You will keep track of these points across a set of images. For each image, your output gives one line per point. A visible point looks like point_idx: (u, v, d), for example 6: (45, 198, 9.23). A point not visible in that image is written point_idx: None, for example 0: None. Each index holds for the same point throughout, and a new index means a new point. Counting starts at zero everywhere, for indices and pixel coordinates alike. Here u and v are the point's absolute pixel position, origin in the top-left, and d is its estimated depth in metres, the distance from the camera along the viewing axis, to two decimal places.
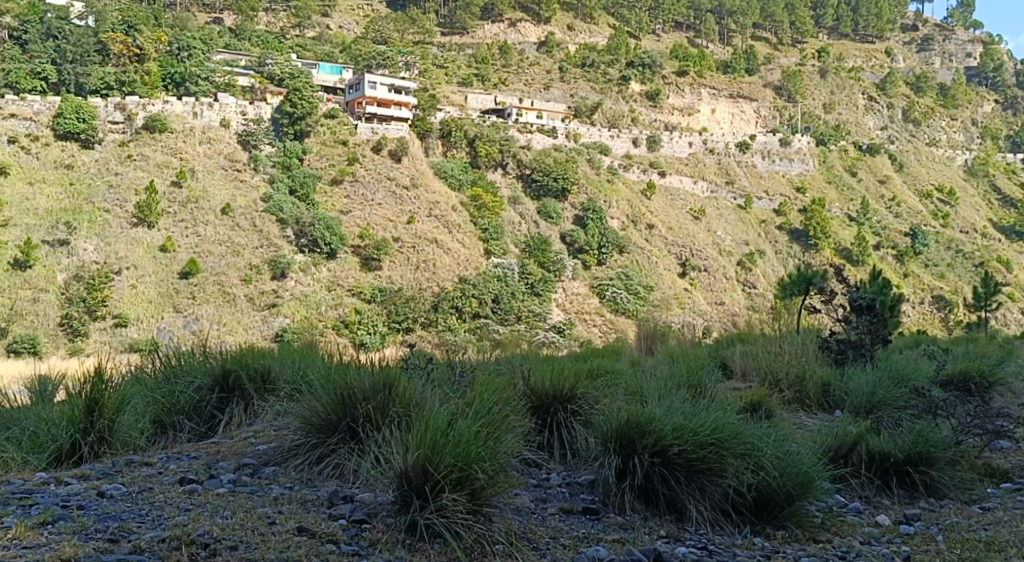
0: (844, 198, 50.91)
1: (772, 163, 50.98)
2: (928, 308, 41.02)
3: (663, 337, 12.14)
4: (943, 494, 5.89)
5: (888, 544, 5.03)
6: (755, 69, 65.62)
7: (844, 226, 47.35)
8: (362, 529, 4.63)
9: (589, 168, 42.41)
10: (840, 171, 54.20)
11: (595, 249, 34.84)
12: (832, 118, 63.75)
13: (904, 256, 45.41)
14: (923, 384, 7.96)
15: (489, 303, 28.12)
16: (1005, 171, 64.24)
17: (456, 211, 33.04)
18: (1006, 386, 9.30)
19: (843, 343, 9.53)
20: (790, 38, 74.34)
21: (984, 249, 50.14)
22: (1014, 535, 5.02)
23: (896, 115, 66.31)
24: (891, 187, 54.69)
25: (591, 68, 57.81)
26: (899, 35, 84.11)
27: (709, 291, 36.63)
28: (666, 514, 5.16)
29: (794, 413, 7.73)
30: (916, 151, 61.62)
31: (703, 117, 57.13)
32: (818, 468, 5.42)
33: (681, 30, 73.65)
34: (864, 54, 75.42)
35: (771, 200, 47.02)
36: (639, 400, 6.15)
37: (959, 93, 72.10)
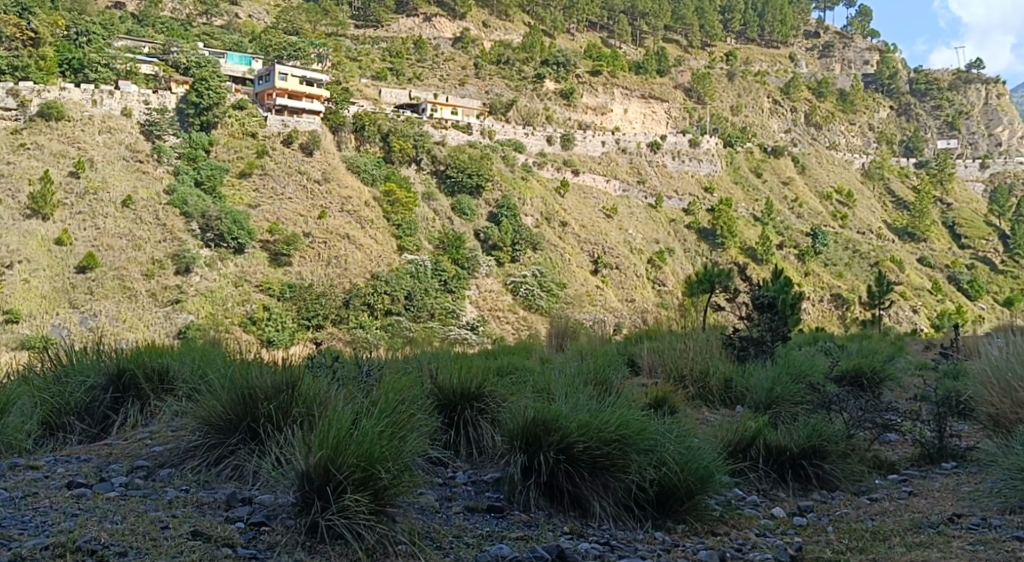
0: (750, 199, 52.47)
1: (682, 163, 52.08)
2: (826, 307, 42.68)
3: (574, 333, 12.34)
4: (834, 486, 6.11)
5: (781, 535, 5.17)
6: (667, 70, 66.89)
7: (750, 225, 48.75)
8: (260, 532, 4.55)
9: (504, 165, 42.52)
10: (746, 171, 55.75)
11: (509, 245, 34.97)
12: (739, 120, 65.59)
13: (806, 255, 47.03)
14: (818, 380, 8.24)
15: (402, 300, 28.12)
16: (899, 175, 67.20)
17: (369, 206, 32.69)
18: (896, 381, 9.70)
19: (745, 339, 9.80)
20: (699, 41, 76.07)
21: (879, 249, 52.37)
22: (898, 523, 5.20)
23: (800, 119, 68.71)
24: (794, 188, 56.59)
25: (506, 66, 57.99)
26: (802, 41, 86.81)
27: (620, 288, 37.25)
28: (570, 511, 5.20)
29: (696, 408, 7.92)
30: (818, 154, 63.89)
31: (616, 116, 58.05)
32: (716, 463, 5.57)
33: (595, 30, 74.49)
34: (769, 59, 77.77)
35: (681, 199, 48.06)
36: (546, 396, 6.21)
37: (857, 99, 75.07)
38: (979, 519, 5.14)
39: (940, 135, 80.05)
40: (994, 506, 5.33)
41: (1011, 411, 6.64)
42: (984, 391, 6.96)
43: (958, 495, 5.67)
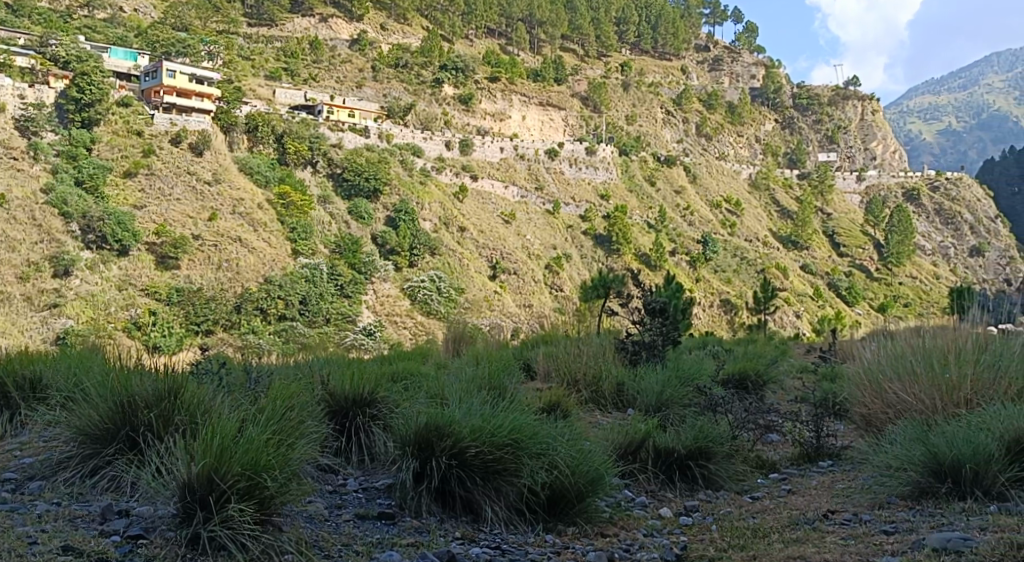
0: (644, 206, 53.72)
1: (579, 170, 52.86)
2: (716, 312, 44.12)
3: (470, 339, 12.39)
4: (719, 486, 6.27)
5: (668, 534, 5.27)
6: (564, 79, 67.82)
7: (644, 232, 49.88)
8: (137, 545, 4.37)
9: (402, 169, 42.19)
10: (640, 179, 57.03)
11: (407, 250, 34.75)
12: (633, 129, 67.03)
13: (697, 262, 48.48)
14: (705, 383, 8.49)
15: (297, 305, 27.85)
16: (783, 185, 70.06)
17: (262, 209, 31.94)
18: (778, 384, 10.09)
19: (637, 344, 10.01)
20: (596, 51, 77.57)
21: (765, 256, 54.50)
22: (778, 520, 5.40)
23: (691, 129, 71.12)
24: (686, 197, 58.25)
25: (404, 69, 57.64)
26: (693, 54, 89.38)
27: (518, 293, 37.58)
28: (462, 516, 5.19)
29: (589, 412, 8.04)
30: (708, 164, 65.94)
31: (514, 123, 58.59)
32: (607, 465, 5.66)
33: (492, 37, 74.91)
34: (662, 71, 79.76)
35: (578, 206, 48.79)
36: (439, 402, 6.20)
37: (745, 111, 78.09)
38: (852, 514, 5.39)
39: (821, 147, 84.11)
40: (865, 501, 5.60)
41: (882, 411, 6.99)
42: (858, 392, 7.31)
43: (834, 492, 5.93)
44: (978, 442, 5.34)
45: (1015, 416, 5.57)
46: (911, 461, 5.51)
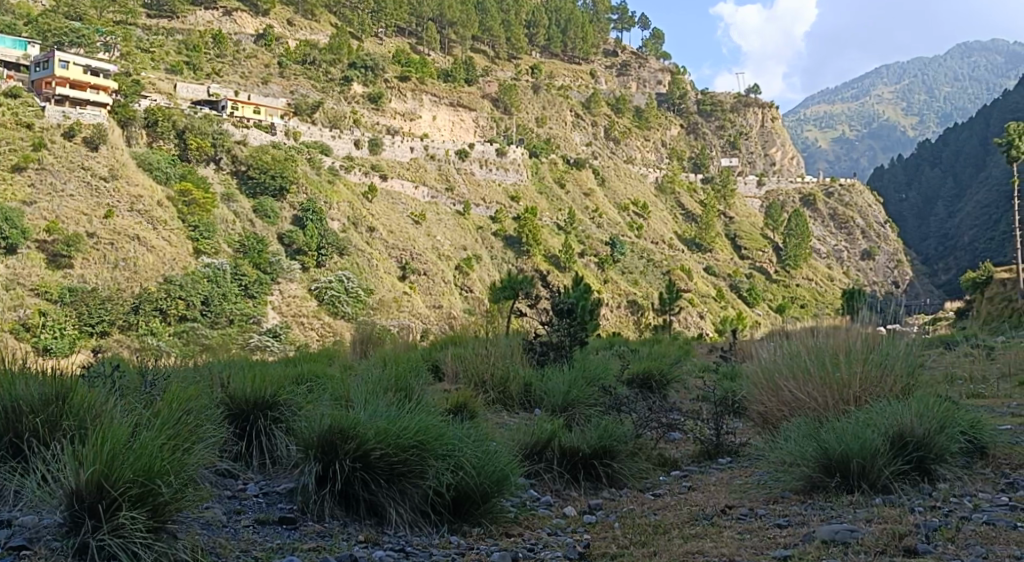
0: (553, 208, 54.27)
1: (489, 171, 52.96)
2: (623, 313, 44.90)
3: (377, 340, 12.27)
4: (622, 484, 6.37)
5: (571, 533, 5.32)
6: (474, 80, 67.87)
7: (553, 234, 50.36)
8: (19, 558, 4.17)
9: (309, 168, 41.45)
10: (550, 181, 57.55)
11: (314, 250, 34.16)
12: (543, 132, 67.58)
13: (605, 263, 49.21)
14: (611, 383, 8.60)
15: (198, 306, 27.17)
16: (688, 189, 71.83)
17: (162, 206, 30.85)
18: (681, 384, 10.30)
19: (545, 345, 10.08)
20: (506, 53, 78.04)
21: (670, 258, 55.79)
22: (678, 517, 5.52)
23: (599, 132, 72.44)
24: (594, 199, 59.10)
25: (312, 66, 56.64)
26: (602, 59, 90.59)
27: (428, 294, 37.47)
28: (366, 519, 5.13)
29: (495, 412, 8.05)
30: (616, 167, 67.07)
31: (424, 123, 58.30)
32: (512, 466, 5.68)
33: (402, 35, 74.40)
34: (572, 74, 80.64)
35: (488, 207, 48.90)
36: (343, 404, 6.11)
37: (651, 116, 79.97)
38: (747, 509, 5.56)
39: (724, 153, 86.58)
40: (761, 497, 5.78)
41: (777, 409, 7.22)
42: (755, 391, 7.54)
43: (731, 488, 6.10)
44: (866, 437, 5.58)
45: (898, 411, 5.84)
46: (801, 457, 5.73)
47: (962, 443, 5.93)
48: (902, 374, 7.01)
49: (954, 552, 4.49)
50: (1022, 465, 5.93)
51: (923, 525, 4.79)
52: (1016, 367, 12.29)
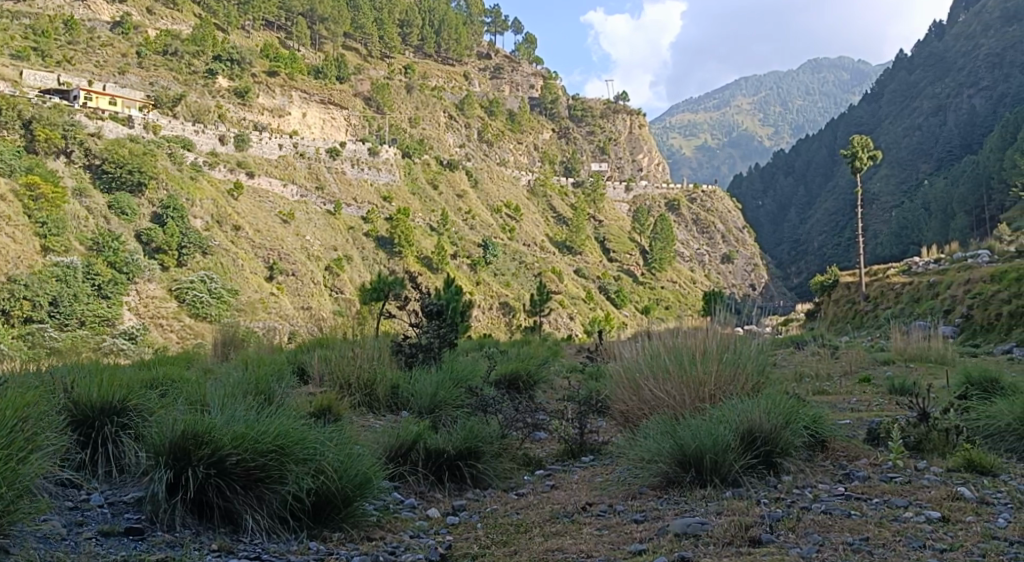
0: (425, 209, 54.07)
1: (361, 171, 52.25)
2: (495, 314, 45.29)
3: (241, 342, 11.90)
4: (485, 484, 6.40)
5: (433, 535, 5.31)
6: (346, 78, 66.78)
7: (426, 235, 50.13)
8: None
9: (170, 163, 39.73)
10: (423, 182, 57.26)
11: (175, 249, 32.72)
12: (417, 132, 67.23)
13: (477, 265, 49.43)
14: (478, 384, 8.64)
15: (46, 307, 25.98)
16: (559, 193, 73.07)
17: (5, 201, 28.29)
18: (548, 384, 10.47)
19: (414, 346, 10.03)
20: (378, 51, 77.26)
21: (541, 260, 56.64)
22: (540, 515, 5.59)
23: (473, 134, 72.87)
24: (467, 201, 59.31)
25: (174, 58, 54.36)
26: (475, 61, 90.76)
27: (296, 296, 36.75)
28: (220, 527, 4.98)
29: (361, 416, 7.94)
30: (488, 169, 67.54)
31: (293, 120, 56.86)
32: (374, 469, 5.63)
33: (271, 29, 72.44)
34: (446, 76, 80.62)
35: (359, 207, 48.27)
36: (200, 408, 5.90)
37: (523, 119, 81.10)
38: (606, 505, 5.69)
39: (594, 157, 88.76)
40: (620, 493, 5.93)
41: (637, 408, 7.45)
42: (618, 390, 7.75)
43: (592, 485, 6.25)
44: (718, 433, 5.81)
45: (747, 408, 6.12)
46: (658, 454, 5.94)
47: (805, 437, 6.26)
48: (753, 372, 7.35)
49: (795, 541, 4.75)
50: (858, 456, 6.33)
51: (769, 516, 5.04)
52: (858, 366, 13.12)
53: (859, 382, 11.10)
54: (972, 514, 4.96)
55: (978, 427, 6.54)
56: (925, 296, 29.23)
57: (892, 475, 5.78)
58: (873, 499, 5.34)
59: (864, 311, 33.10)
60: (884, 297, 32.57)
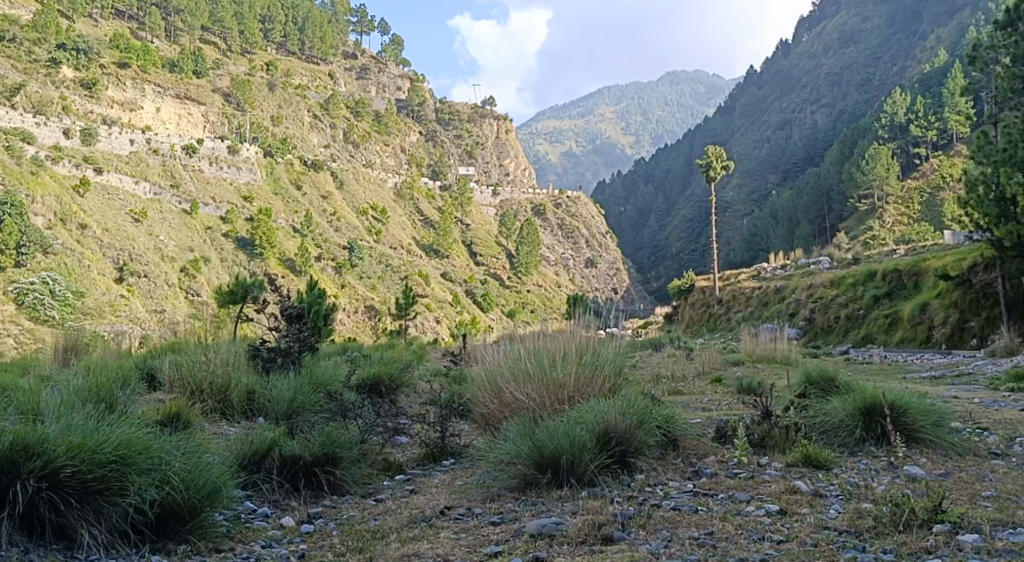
0: (289, 210, 52.74)
1: (219, 169, 50.58)
2: (360, 317, 44.81)
3: (87, 347, 11.25)
4: (343, 491, 6.26)
5: (286, 544, 5.18)
6: (204, 72, 64.45)
7: (289, 236, 48.88)
8: None
9: (8, 156, 37.09)
10: (286, 183, 55.87)
11: (13, 249, 30.47)
12: (280, 131, 65.41)
13: (342, 268, 48.67)
14: (338, 390, 8.47)
15: None
16: (426, 196, 72.96)
17: None
18: (411, 388, 10.38)
19: (273, 350, 9.71)
20: (239, 46, 74.86)
21: (408, 264, 56.39)
22: (397, 520, 5.55)
23: (338, 135, 71.90)
24: (332, 203, 58.35)
25: (11, 45, 50.80)
26: (341, 60, 89.26)
27: (148, 298, 35.21)
28: (53, 543, 4.69)
29: (214, 423, 7.64)
30: (354, 170, 66.70)
31: (146, 114, 54.32)
32: (226, 477, 5.43)
33: (122, 19, 69.03)
34: (309, 74, 78.93)
35: (218, 207, 46.68)
36: (32, 418, 5.54)
37: (390, 121, 80.71)
38: (464, 509, 5.70)
39: (461, 161, 89.91)
40: (479, 496, 5.95)
41: (498, 410, 7.50)
42: (479, 392, 7.78)
43: (452, 488, 6.25)
44: (575, 434, 5.94)
45: (604, 409, 6.27)
46: (517, 456, 6.00)
47: (657, 436, 6.47)
48: (611, 374, 7.54)
49: (645, 537, 4.90)
50: (706, 454, 6.59)
51: (621, 514, 5.18)
52: (710, 366, 13.75)
53: (711, 382, 11.59)
54: (808, 506, 5.26)
55: (816, 423, 6.94)
56: (772, 300, 30.81)
57: (737, 471, 6.06)
58: (719, 494, 5.59)
59: (718, 315, 34.57)
60: (735, 300, 34.11)
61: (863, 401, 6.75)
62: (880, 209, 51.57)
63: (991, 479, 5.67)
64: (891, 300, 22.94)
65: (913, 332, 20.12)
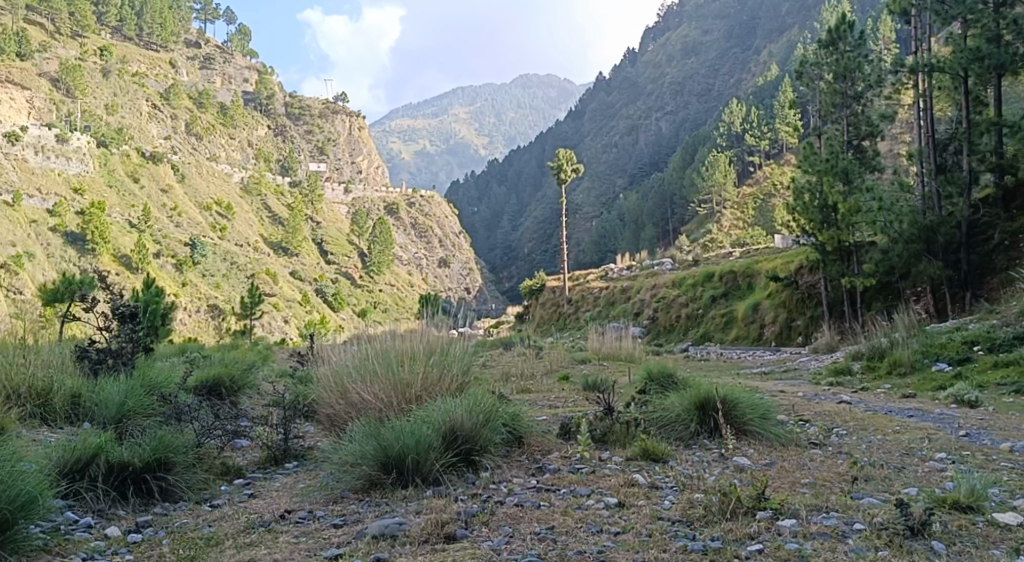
0: (124, 203, 49.98)
1: (47, 159, 47.33)
2: (202, 317, 43.06)
3: None
4: (176, 497, 5.95)
5: (111, 556, 4.90)
6: (29, 55, 60.11)
7: (125, 231, 46.24)
8: None
9: None
10: (122, 175, 52.94)
11: None
12: (114, 120, 61.68)
13: (183, 265, 46.57)
14: (173, 392, 8.04)
15: None
16: (274, 192, 71.05)
17: None
18: (253, 390, 9.99)
19: (102, 350, 9.08)
20: (69, 29, 70.30)
21: (254, 262, 54.65)
22: (234, 526, 5.35)
23: (180, 127, 69.03)
24: (172, 197, 55.81)
25: None
26: (183, 48, 85.55)
27: None
28: None
29: (30, 429, 7.12)
30: (197, 164, 64.12)
31: None
32: (42, 487, 5.09)
33: None
34: (148, 61, 74.99)
35: (44, 200, 43.76)
36: None
37: (236, 114, 78.11)
38: (305, 511, 5.56)
39: (312, 158, 88.14)
40: (321, 498, 5.82)
41: (343, 411, 7.34)
42: (325, 392, 7.61)
43: (293, 491, 6.06)
44: (421, 433, 5.93)
45: (450, 407, 6.26)
46: (360, 458, 5.91)
47: (502, 434, 6.52)
48: (460, 373, 7.57)
49: (487, 534, 4.95)
50: (551, 450, 6.67)
51: (463, 512, 5.20)
52: (557, 364, 14.05)
53: (559, 379, 11.80)
54: (644, 498, 5.44)
55: (655, 418, 7.17)
56: (618, 300, 31.85)
57: (579, 467, 6.20)
58: (561, 489, 5.70)
59: (567, 314, 35.40)
60: (584, 300, 34.98)
61: (699, 396, 7.05)
62: (717, 213, 54.22)
63: (810, 467, 6.05)
64: (728, 300, 24.11)
65: (746, 330, 21.29)
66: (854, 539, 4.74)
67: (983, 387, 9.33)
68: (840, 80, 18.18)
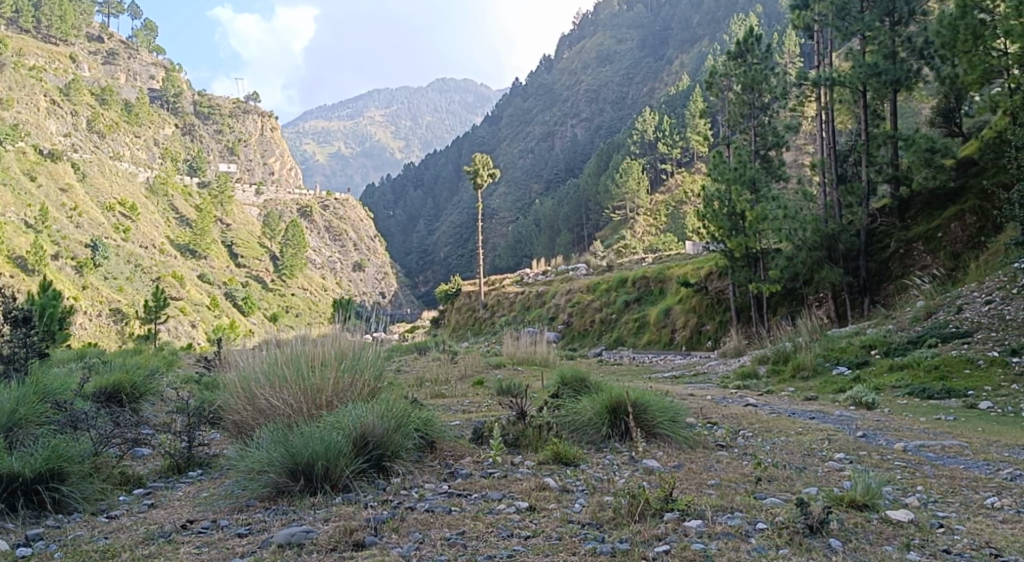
0: (21, 202, 47.27)
1: None
2: (103, 322, 41.51)
3: None
4: (69, 508, 5.71)
5: None
6: None
7: (20, 231, 43.68)
8: None
9: None
10: (18, 173, 50.27)
11: None
12: (10, 116, 57.32)
13: (83, 267, 44.82)
14: (68, 399, 7.67)
15: None
16: (181, 193, 69.36)
17: None
18: (156, 395, 9.61)
19: None
20: None
21: (160, 264, 53.35)
22: (131, 537, 5.16)
23: (81, 123, 66.53)
24: (72, 196, 53.53)
25: None
26: (84, 42, 82.31)
27: None
28: None
29: None
30: (99, 163, 61.90)
31: None
32: None
33: None
34: (46, 55, 71.89)
35: None
36: None
37: (141, 111, 76.45)
38: (208, 521, 5.38)
39: (222, 157, 87.08)
40: (225, 506, 5.66)
41: (250, 418, 7.15)
42: (231, 398, 7.38)
43: (195, 501, 5.87)
44: (330, 440, 5.83)
45: (360, 413, 6.18)
46: (266, 465, 5.79)
47: (414, 439, 6.45)
48: (371, 378, 7.47)
49: (396, 540, 4.90)
50: (463, 455, 6.63)
51: (373, 519, 5.12)
52: (470, 368, 14.00)
53: (474, 384, 11.77)
54: (554, 501, 5.46)
55: (568, 421, 7.21)
56: (533, 305, 32.05)
57: (490, 471, 6.18)
58: (472, 494, 5.68)
59: (482, 319, 35.45)
60: (500, 304, 35.12)
61: (610, 400, 7.12)
62: (631, 219, 55.06)
63: (715, 468, 6.19)
64: (640, 305, 24.49)
65: (657, 334, 21.68)
66: (757, 538, 4.85)
67: (880, 389, 9.72)
68: (748, 91, 18.68)
